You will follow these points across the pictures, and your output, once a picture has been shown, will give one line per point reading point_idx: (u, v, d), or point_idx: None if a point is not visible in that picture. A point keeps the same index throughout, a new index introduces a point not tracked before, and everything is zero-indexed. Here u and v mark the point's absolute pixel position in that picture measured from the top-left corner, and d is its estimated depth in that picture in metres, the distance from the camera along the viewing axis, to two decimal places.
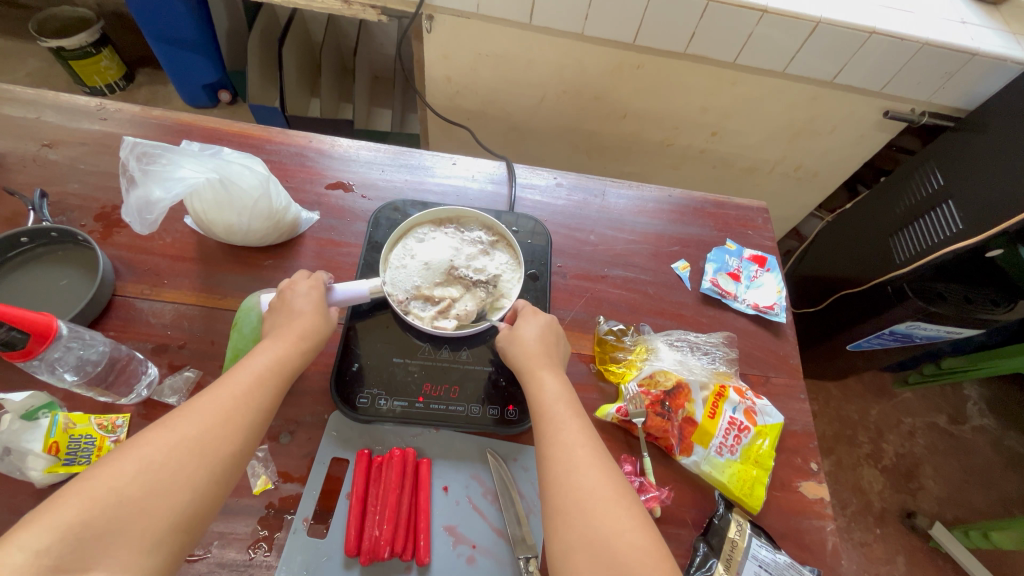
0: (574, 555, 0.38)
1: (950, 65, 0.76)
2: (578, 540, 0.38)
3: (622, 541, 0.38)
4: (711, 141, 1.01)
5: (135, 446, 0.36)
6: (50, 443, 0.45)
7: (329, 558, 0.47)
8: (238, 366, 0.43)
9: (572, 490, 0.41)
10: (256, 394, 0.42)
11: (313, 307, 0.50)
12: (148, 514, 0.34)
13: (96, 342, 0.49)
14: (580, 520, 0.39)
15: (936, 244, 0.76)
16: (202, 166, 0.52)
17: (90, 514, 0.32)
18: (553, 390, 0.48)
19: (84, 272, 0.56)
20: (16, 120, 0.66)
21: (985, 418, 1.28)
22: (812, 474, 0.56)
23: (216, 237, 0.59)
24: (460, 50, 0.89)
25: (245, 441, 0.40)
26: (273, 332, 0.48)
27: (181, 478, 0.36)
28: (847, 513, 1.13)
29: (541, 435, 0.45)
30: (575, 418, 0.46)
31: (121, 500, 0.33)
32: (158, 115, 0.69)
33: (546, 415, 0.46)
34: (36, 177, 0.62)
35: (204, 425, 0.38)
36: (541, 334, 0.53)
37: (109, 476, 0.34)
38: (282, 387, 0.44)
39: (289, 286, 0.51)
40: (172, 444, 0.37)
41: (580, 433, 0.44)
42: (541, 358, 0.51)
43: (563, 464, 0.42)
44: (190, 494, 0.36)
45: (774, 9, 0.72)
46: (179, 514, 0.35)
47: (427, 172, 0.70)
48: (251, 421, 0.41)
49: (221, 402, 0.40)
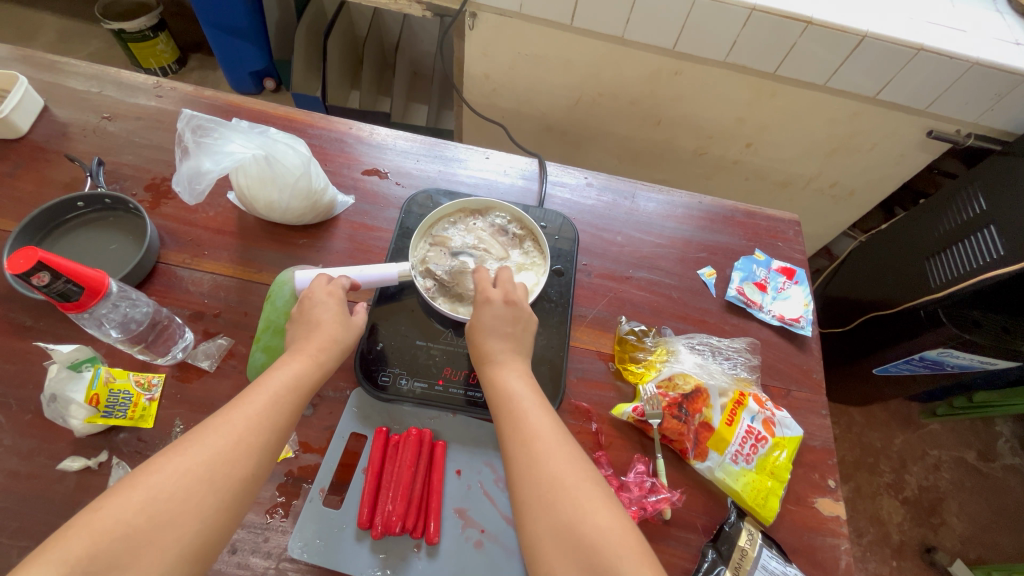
0: (543, 544, 0.38)
1: (1001, 87, 0.74)
2: (545, 530, 0.38)
3: (586, 524, 0.38)
4: (746, 152, 1.00)
5: (144, 475, 0.37)
6: (90, 395, 0.49)
7: (342, 531, 0.48)
8: (257, 382, 0.44)
9: (537, 482, 0.40)
10: (268, 415, 0.42)
11: (332, 317, 0.50)
12: (156, 545, 0.34)
13: (141, 303, 0.52)
14: (545, 511, 0.39)
15: (974, 270, 0.74)
16: (250, 142, 0.55)
17: (99, 547, 0.33)
18: (514, 385, 0.47)
19: (132, 237, 0.59)
20: (80, 93, 0.70)
21: (1018, 457, 1.22)
22: (829, 492, 0.55)
23: (257, 213, 0.62)
24: (499, 49, 0.91)
25: (257, 463, 0.40)
26: (293, 345, 0.48)
27: (189, 506, 0.36)
28: (862, 542, 1.10)
29: (505, 434, 0.45)
30: (540, 410, 0.46)
31: (129, 531, 0.34)
32: (210, 95, 0.72)
33: (505, 412, 0.46)
34: (94, 147, 0.66)
35: (216, 449, 0.39)
36: (496, 326, 0.51)
37: (118, 504, 0.35)
38: (298, 407, 0.45)
39: (306, 296, 0.52)
40: (182, 471, 0.37)
41: (541, 425, 0.44)
42: (499, 351, 0.50)
43: (527, 457, 0.42)
44: (198, 523, 0.36)
45: (819, 21, 0.71)
46: (189, 544, 0.36)
47: (460, 164, 0.72)
48: (262, 443, 0.41)
49: (232, 425, 0.40)
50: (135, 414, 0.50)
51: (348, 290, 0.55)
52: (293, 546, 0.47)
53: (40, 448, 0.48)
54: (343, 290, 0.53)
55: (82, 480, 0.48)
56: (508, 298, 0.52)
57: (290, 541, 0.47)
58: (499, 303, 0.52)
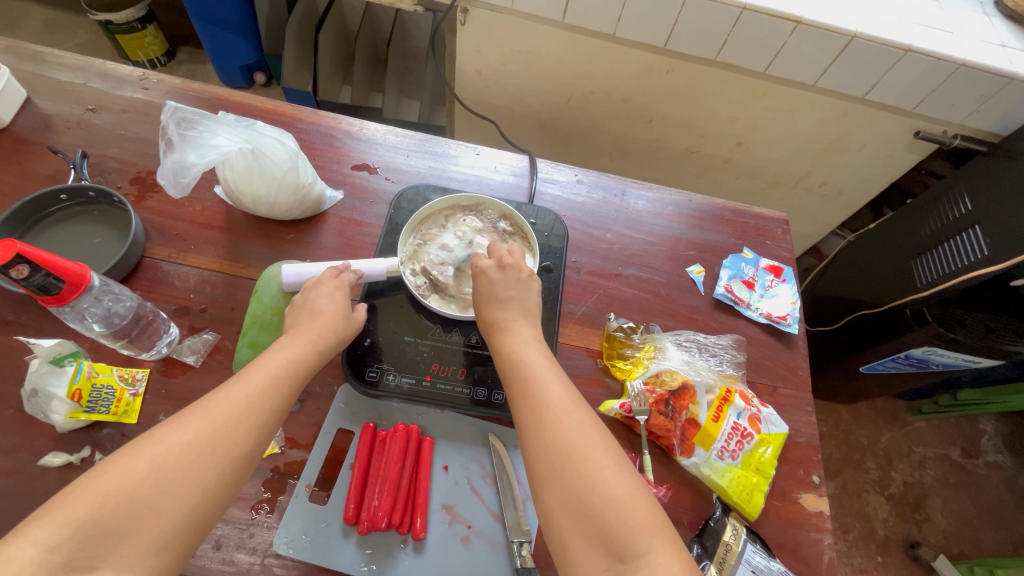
0: (554, 514, 0.37)
1: (988, 89, 0.75)
2: (555, 500, 0.38)
3: (596, 496, 0.37)
4: (737, 151, 1.01)
5: (147, 444, 0.36)
6: (72, 390, 0.48)
7: (329, 526, 0.48)
8: (256, 362, 0.44)
9: (546, 452, 0.39)
10: (268, 396, 0.42)
11: (335, 308, 0.50)
12: (156, 514, 0.34)
13: (124, 297, 0.52)
14: (556, 481, 0.38)
15: (959, 269, 0.74)
16: (236, 135, 0.54)
17: (102, 512, 0.33)
18: (523, 352, 0.46)
19: (117, 231, 0.58)
20: (64, 84, 0.69)
21: (1000, 454, 1.24)
22: (814, 487, 0.55)
23: (244, 207, 0.61)
24: (491, 45, 0.90)
25: (257, 441, 0.40)
26: (293, 330, 0.48)
27: (190, 478, 0.36)
28: (848, 538, 1.12)
29: (515, 401, 0.43)
30: (550, 375, 0.44)
31: (131, 498, 0.34)
32: (197, 88, 0.71)
33: (515, 380, 0.45)
34: (79, 140, 0.65)
35: (218, 423, 0.39)
36: (493, 292, 0.50)
37: (121, 471, 0.35)
38: (296, 389, 0.44)
39: (313, 286, 0.51)
40: (185, 443, 0.37)
41: (552, 393, 0.42)
42: (509, 319, 0.49)
43: (536, 425, 0.41)
44: (197, 496, 0.36)
45: (809, 20, 0.72)
46: (188, 515, 0.36)
47: (451, 160, 0.72)
48: (262, 423, 0.41)
49: (233, 401, 0.40)
50: (118, 409, 0.50)
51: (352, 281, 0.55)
52: (279, 541, 0.47)
53: (21, 444, 0.48)
54: (349, 285, 0.53)
55: (65, 475, 0.47)
56: (503, 263, 0.52)
57: (276, 537, 0.47)
58: (493, 269, 0.51)
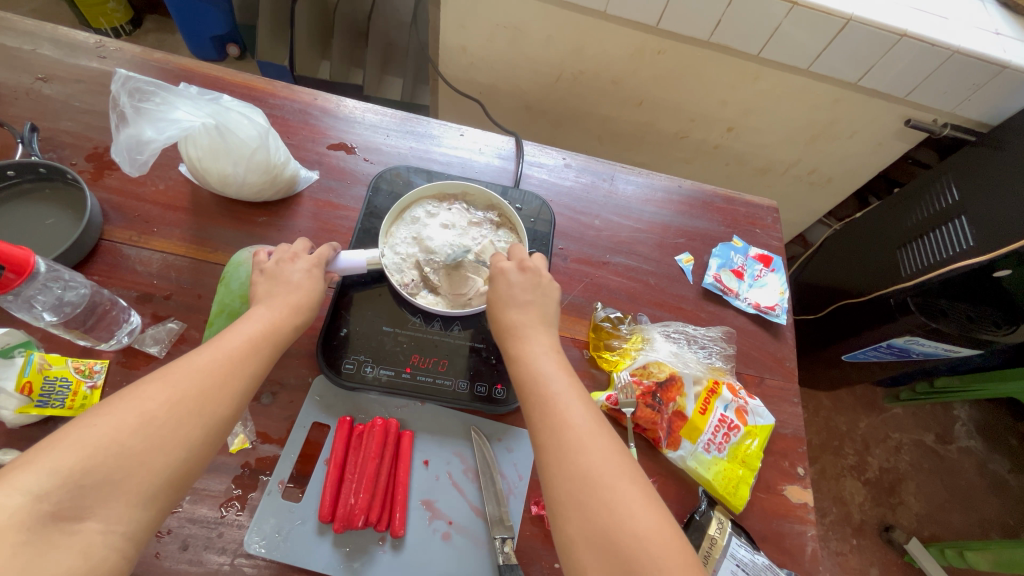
0: (578, 549, 0.35)
1: (980, 77, 0.74)
2: (578, 533, 0.35)
3: (625, 531, 0.34)
4: (727, 136, 0.99)
5: (131, 400, 0.34)
6: (22, 383, 0.43)
7: (302, 523, 0.46)
8: (229, 329, 0.41)
9: (569, 479, 0.37)
10: (250, 358, 0.40)
11: (306, 278, 0.48)
12: (145, 465, 0.32)
13: (77, 284, 0.48)
14: (580, 513, 0.35)
15: (943, 259, 0.73)
16: (198, 110, 0.50)
17: (92, 462, 0.31)
18: (540, 365, 0.43)
19: (71, 212, 0.54)
20: (11, 49, 0.63)
21: (972, 439, 1.27)
22: (798, 479, 0.55)
23: (210, 188, 0.57)
24: (476, 20, 0.86)
25: (241, 403, 0.38)
26: (266, 299, 0.45)
27: (177, 434, 0.34)
28: (825, 521, 1.14)
29: (532, 421, 0.41)
30: (571, 393, 0.41)
31: (122, 451, 0.32)
32: (160, 58, 0.66)
33: (533, 396, 0.42)
34: (28, 111, 0.60)
35: (203, 382, 0.36)
36: (514, 294, 0.48)
37: (111, 423, 0.32)
38: (275, 355, 0.42)
39: (288, 257, 0.49)
40: (173, 400, 0.35)
41: (573, 413, 0.40)
42: (524, 326, 0.46)
43: (557, 449, 0.38)
44: (185, 452, 0.34)
45: (805, 2, 0.69)
46: (174, 470, 0.34)
47: (434, 141, 0.68)
48: (246, 387, 0.39)
49: (218, 364, 0.38)
50: (74, 403, 0.47)
51: (329, 267, 0.52)
52: (250, 541, 0.45)
53: None
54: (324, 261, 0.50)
55: None
56: (523, 265, 0.50)
57: (246, 536, 0.45)
58: (514, 270, 0.49)
